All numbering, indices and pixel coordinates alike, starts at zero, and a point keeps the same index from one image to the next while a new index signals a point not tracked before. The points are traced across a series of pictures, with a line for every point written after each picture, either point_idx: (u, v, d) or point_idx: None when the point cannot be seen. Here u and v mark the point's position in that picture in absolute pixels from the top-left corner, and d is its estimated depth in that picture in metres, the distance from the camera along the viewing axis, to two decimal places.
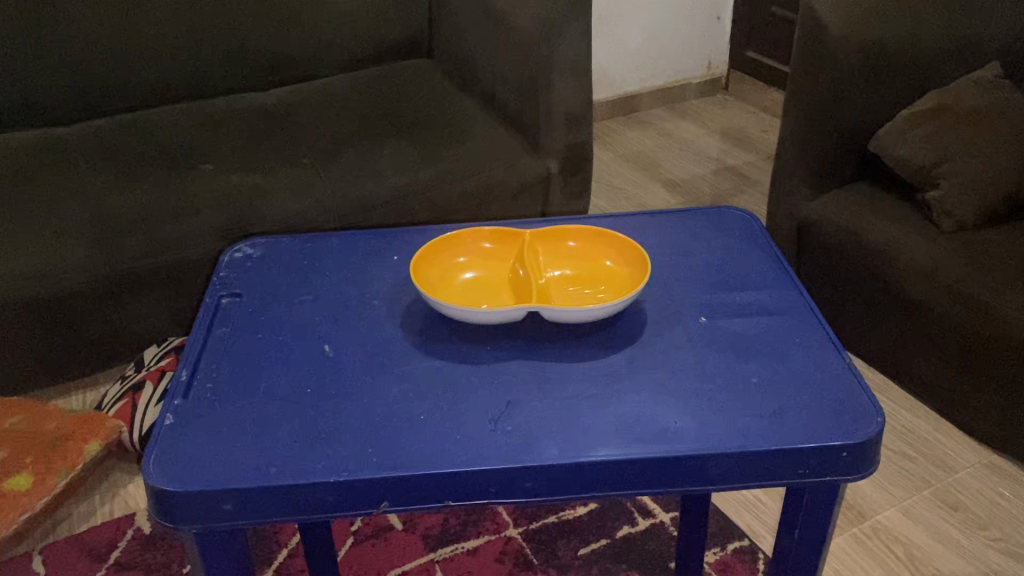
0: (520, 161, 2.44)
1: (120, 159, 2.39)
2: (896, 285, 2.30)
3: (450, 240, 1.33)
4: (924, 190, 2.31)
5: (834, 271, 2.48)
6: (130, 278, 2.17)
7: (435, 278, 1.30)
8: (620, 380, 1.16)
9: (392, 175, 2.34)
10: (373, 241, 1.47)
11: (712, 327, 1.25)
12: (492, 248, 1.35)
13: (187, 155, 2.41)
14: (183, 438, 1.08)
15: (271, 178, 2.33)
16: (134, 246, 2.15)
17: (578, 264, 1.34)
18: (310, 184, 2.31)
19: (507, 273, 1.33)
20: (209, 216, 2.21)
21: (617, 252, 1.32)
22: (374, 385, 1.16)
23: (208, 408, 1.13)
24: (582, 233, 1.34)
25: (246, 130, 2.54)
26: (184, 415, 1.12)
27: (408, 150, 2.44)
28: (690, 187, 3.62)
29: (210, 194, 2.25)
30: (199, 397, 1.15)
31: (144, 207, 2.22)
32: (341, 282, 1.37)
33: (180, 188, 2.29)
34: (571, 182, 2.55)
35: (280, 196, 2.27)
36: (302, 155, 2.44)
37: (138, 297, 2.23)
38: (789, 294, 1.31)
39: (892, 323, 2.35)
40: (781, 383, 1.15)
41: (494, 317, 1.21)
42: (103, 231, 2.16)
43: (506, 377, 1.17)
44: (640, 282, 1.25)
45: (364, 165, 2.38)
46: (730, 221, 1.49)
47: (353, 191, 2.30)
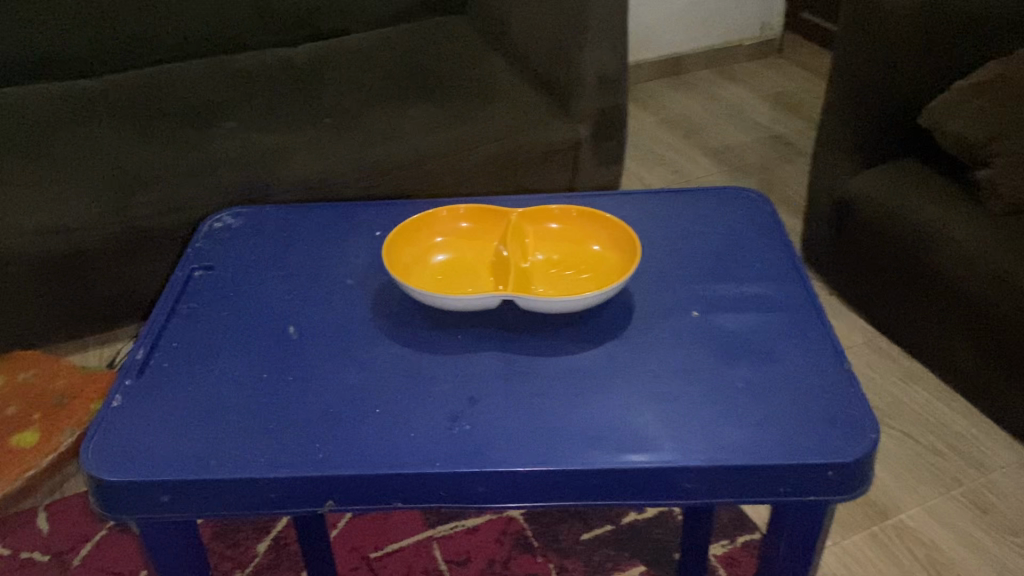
0: (547, 125, 2.32)
1: (139, 114, 2.34)
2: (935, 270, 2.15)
3: (428, 218, 1.25)
4: (977, 168, 2.14)
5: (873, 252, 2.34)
6: (143, 237, 2.12)
7: (410, 260, 1.22)
8: (596, 378, 1.07)
9: (411, 138, 2.25)
10: (359, 214, 1.40)
11: (704, 322, 1.15)
12: (474, 228, 1.27)
13: (203, 112, 2.36)
14: (128, 427, 1.03)
15: (290, 137, 2.25)
16: (147, 204, 2.09)
17: (563, 246, 1.24)
18: (328, 144, 2.23)
19: (488, 255, 1.25)
20: (222, 176, 2.14)
21: (607, 235, 1.23)
22: (335, 372, 1.10)
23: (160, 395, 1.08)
24: (569, 214, 1.25)
25: (270, 86, 2.47)
26: (134, 400, 1.07)
27: (431, 112, 2.34)
28: (734, 155, 3.47)
29: (223, 154, 2.20)
30: (153, 380, 1.10)
31: (161, 165, 2.17)
32: (319, 258, 1.31)
33: (198, 145, 2.23)
34: (602, 149, 2.42)
35: (296, 156, 2.19)
36: (324, 113, 2.36)
37: (153, 257, 2.18)
38: (794, 285, 1.21)
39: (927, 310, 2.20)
40: (770, 389, 1.05)
41: (465, 304, 1.13)
42: (118, 187, 2.11)
43: (476, 369, 1.09)
44: (625, 270, 1.16)
45: (385, 126, 2.29)
46: (740, 203, 1.38)
47: (370, 153, 2.21)
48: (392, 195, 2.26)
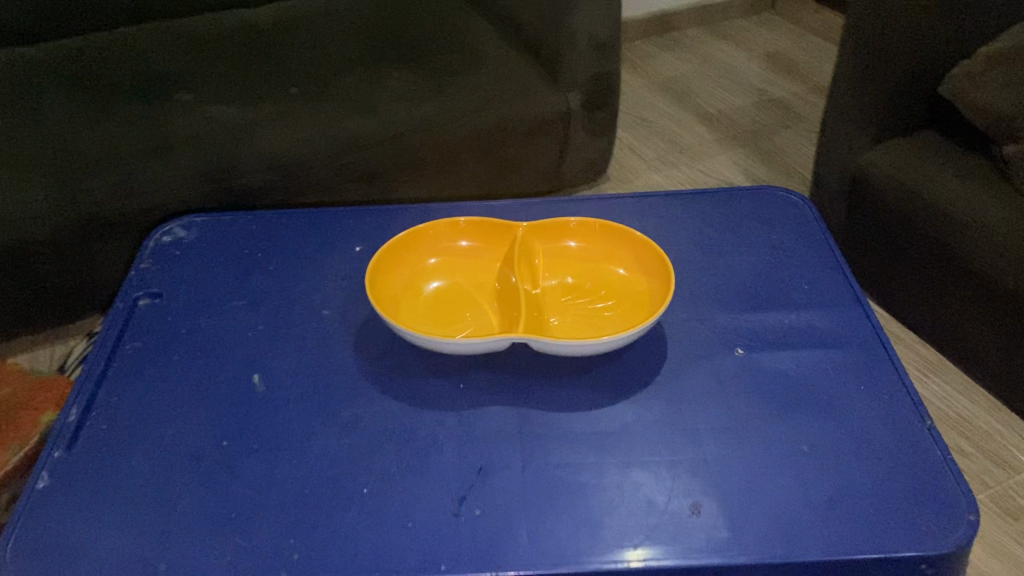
0: (539, 92, 1.93)
1: (68, 83, 1.85)
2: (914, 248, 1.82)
3: (419, 235, 1.05)
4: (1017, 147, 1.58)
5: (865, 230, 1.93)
6: (100, 225, 1.60)
7: (398, 287, 1.02)
8: (629, 439, 0.89)
9: (394, 106, 1.80)
10: (334, 224, 1.19)
11: (753, 364, 0.97)
12: (474, 247, 1.07)
13: (152, 85, 1.86)
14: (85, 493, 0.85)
15: (256, 107, 1.79)
16: (101, 185, 1.58)
17: (581, 269, 1.05)
18: (301, 115, 1.77)
19: (491, 280, 1.05)
20: (183, 156, 1.65)
21: (632, 255, 1.03)
22: (312, 436, 0.90)
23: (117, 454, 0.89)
24: (587, 228, 1.05)
25: (227, 50, 2.02)
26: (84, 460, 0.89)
27: (410, 77, 1.90)
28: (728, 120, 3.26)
29: (183, 130, 1.69)
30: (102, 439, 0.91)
31: (107, 138, 1.66)
32: (289, 281, 1.10)
33: (147, 115, 1.73)
34: (596, 119, 2.05)
35: (267, 128, 1.72)
36: (290, 79, 1.90)
37: (107, 249, 1.65)
38: (851, 313, 1.03)
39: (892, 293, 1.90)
40: (840, 453, 0.87)
41: (468, 346, 0.93)
42: (60, 166, 1.60)
43: (483, 429, 0.90)
44: (660, 300, 0.97)
45: (362, 93, 1.84)
46: (779, 208, 1.19)
47: (346, 124, 1.76)
48: (378, 185, 1.85)
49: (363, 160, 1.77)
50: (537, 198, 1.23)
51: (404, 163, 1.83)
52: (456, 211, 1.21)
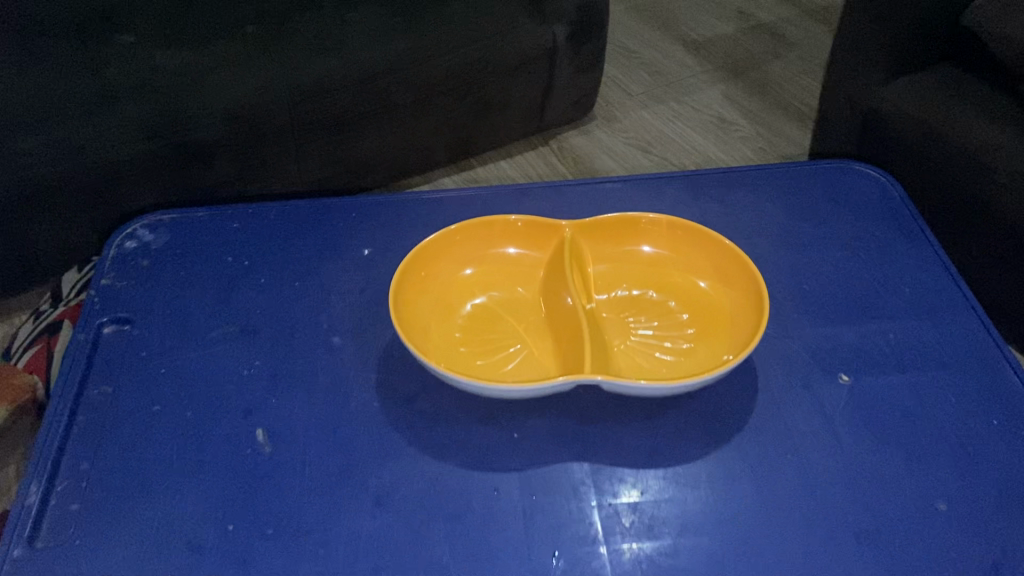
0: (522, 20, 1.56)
1: None
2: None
3: (458, 239, 0.86)
4: None
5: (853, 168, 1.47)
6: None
7: (429, 307, 0.83)
8: (730, 504, 0.73)
9: (363, 35, 1.41)
10: (334, 223, 1.00)
11: (863, 394, 0.81)
12: (515, 252, 0.89)
13: None
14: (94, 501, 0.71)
15: (181, 28, 1.34)
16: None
17: (648, 280, 0.88)
18: (246, 44, 1.35)
19: (537, 296, 0.87)
20: (114, 107, 1.24)
21: (709, 263, 0.86)
22: (338, 514, 0.73)
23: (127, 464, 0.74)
24: (654, 229, 0.88)
25: None
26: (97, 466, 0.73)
27: None
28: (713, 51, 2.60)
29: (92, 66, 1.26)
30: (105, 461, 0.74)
31: None
32: (288, 297, 0.91)
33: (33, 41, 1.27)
34: (580, 55, 1.68)
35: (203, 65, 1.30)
36: None
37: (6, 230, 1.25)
38: (968, 325, 0.87)
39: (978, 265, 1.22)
40: (987, 513, 0.72)
41: (527, 390, 0.75)
42: None
43: (551, 499, 0.73)
44: (752, 326, 0.80)
45: (317, 13, 1.43)
46: (858, 191, 1.02)
47: (304, 59, 1.36)
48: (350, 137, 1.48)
49: (333, 106, 1.40)
50: (571, 180, 1.04)
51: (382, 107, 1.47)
52: (478, 203, 1.02)
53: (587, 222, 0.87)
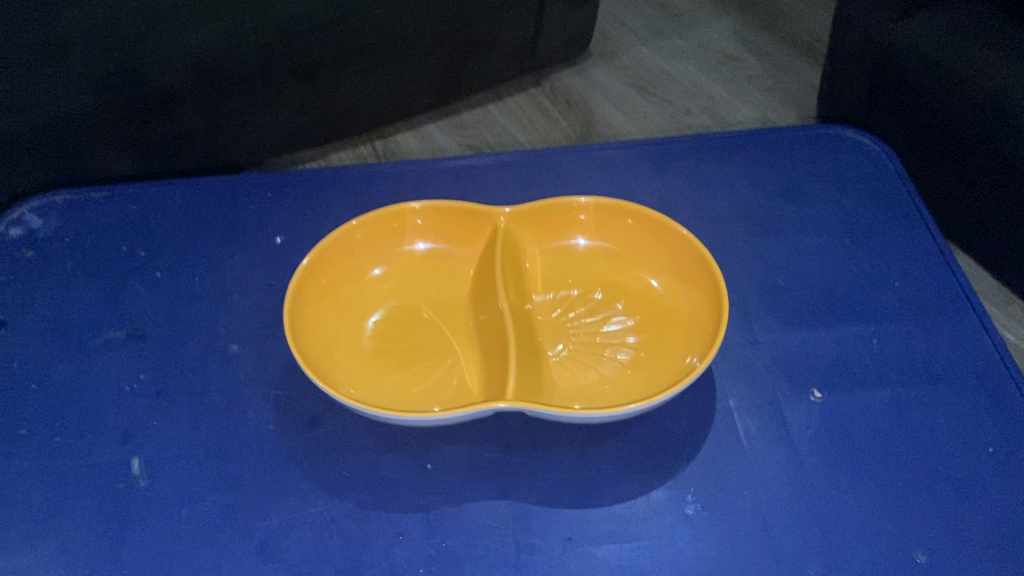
0: None
1: None
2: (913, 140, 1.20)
3: (360, 238, 0.74)
4: None
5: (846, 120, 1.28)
6: None
7: (335, 314, 0.72)
8: (672, 553, 0.62)
9: None
10: (245, 205, 0.88)
11: (835, 413, 0.69)
12: (441, 245, 0.77)
13: None
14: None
15: None
16: None
17: (588, 276, 0.76)
18: None
19: (462, 298, 0.76)
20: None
21: (662, 258, 0.74)
22: (215, 564, 0.62)
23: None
24: (600, 216, 0.76)
25: None
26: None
27: None
28: None
29: None
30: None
31: None
32: (184, 295, 0.80)
33: None
34: None
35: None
36: None
37: None
38: (965, 327, 0.74)
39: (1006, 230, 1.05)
40: (977, 565, 0.61)
41: (439, 420, 0.64)
42: None
43: (463, 546, 0.63)
44: (709, 327, 0.68)
45: None
46: (848, 162, 0.89)
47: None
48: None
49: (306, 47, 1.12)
50: (518, 152, 0.91)
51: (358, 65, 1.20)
52: (409, 179, 0.89)
53: (521, 209, 0.75)
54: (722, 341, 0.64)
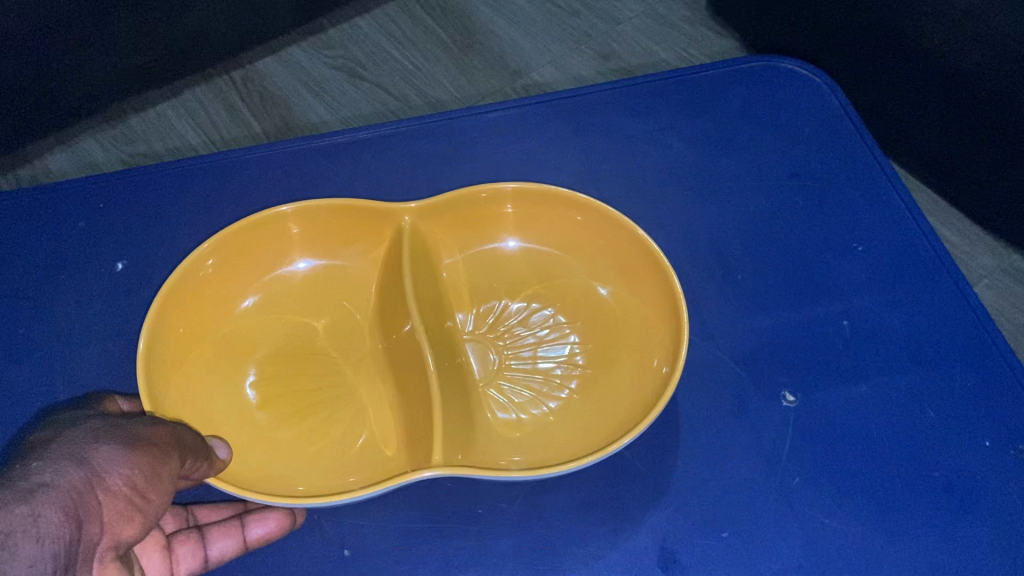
0: None
1: None
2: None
3: (226, 265, 0.60)
4: None
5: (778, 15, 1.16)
6: None
7: (205, 365, 0.58)
8: None
9: None
10: (76, 220, 0.70)
11: (815, 420, 0.60)
12: (335, 259, 0.63)
13: None
14: (136, 532, 0.44)
15: None
16: None
17: (516, 286, 0.63)
18: None
19: (356, 328, 0.63)
20: None
21: (607, 255, 0.61)
22: None
23: (180, 442, 0.47)
24: (529, 207, 0.62)
25: None
26: (86, 425, 0.45)
27: None
28: None
29: None
30: (70, 419, 0.46)
31: None
32: (10, 355, 0.63)
33: None
34: None
35: None
36: None
37: None
38: (939, 296, 0.66)
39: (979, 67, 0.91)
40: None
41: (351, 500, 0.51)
42: None
43: None
44: (666, 346, 0.55)
45: None
46: (791, 100, 0.77)
47: None
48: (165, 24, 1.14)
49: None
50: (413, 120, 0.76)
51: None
52: (280, 163, 0.73)
53: (427, 207, 0.61)
54: (685, 359, 0.52)
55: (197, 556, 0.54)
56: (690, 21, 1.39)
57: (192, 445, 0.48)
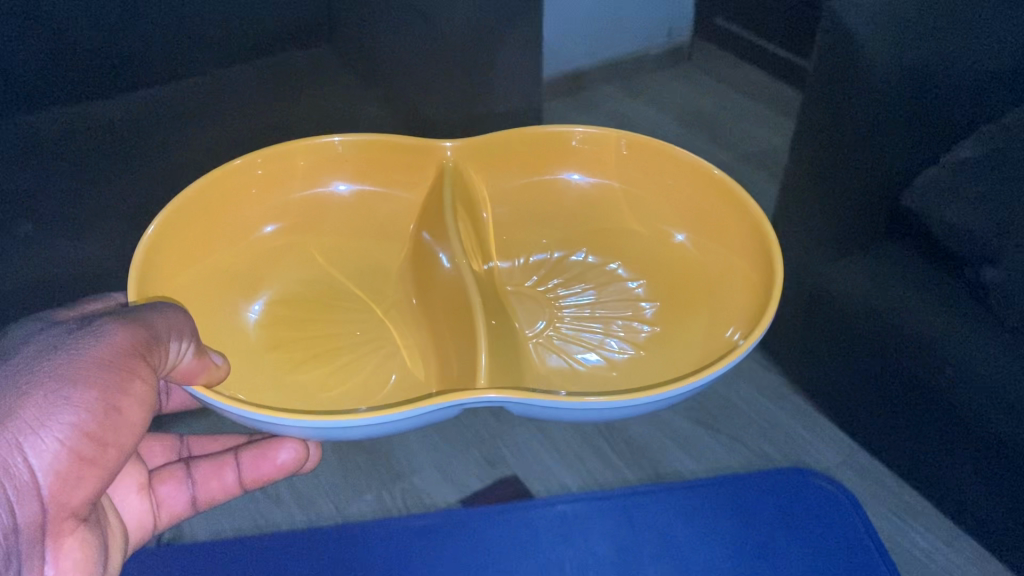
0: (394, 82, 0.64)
1: None
2: (855, 196, 0.68)
3: (247, 181, 0.52)
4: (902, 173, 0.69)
5: (813, 323, 0.75)
6: None
7: (202, 293, 0.49)
8: None
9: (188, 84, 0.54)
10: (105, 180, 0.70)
11: None
12: (370, 189, 0.55)
13: None
14: (97, 485, 0.38)
15: None
16: None
17: (575, 234, 0.55)
18: None
19: (387, 265, 0.55)
20: None
21: (680, 196, 0.53)
22: None
23: (155, 345, 0.39)
24: (596, 146, 0.54)
25: None
26: (25, 350, 0.37)
27: None
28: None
29: None
30: (25, 328, 0.39)
31: None
32: None
33: None
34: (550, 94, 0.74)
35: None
36: None
37: None
38: None
39: (987, 243, 0.60)
40: None
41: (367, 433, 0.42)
42: None
43: None
44: (751, 290, 0.46)
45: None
46: (813, 513, 0.62)
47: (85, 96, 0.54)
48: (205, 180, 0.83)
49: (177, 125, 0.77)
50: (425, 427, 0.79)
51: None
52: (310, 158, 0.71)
53: (477, 141, 0.53)
54: (778, 299, 0.43)
55: (184, 495, 0.47)
56: (778, 147, 1.34)
57: (169, 343, 0.40)
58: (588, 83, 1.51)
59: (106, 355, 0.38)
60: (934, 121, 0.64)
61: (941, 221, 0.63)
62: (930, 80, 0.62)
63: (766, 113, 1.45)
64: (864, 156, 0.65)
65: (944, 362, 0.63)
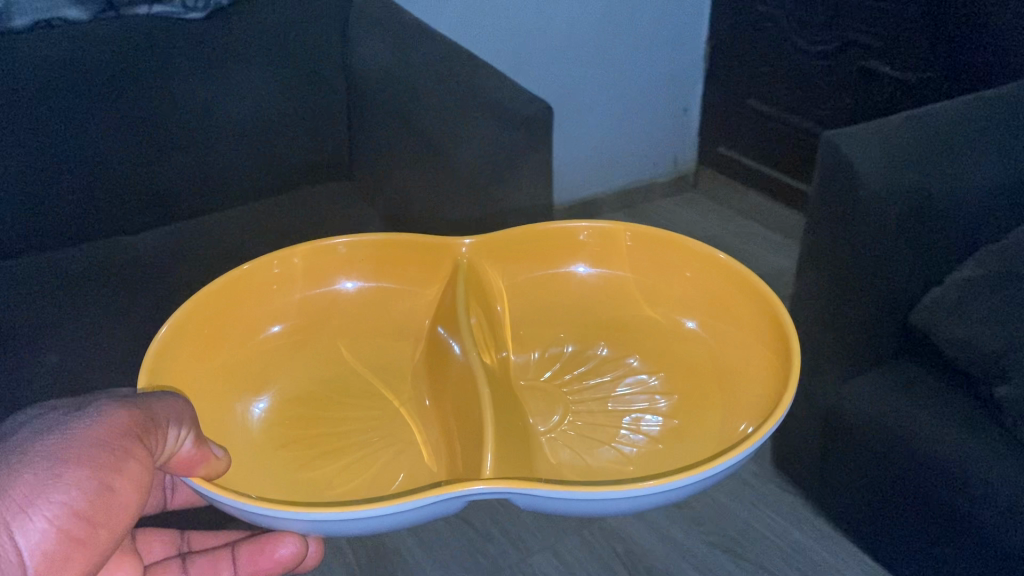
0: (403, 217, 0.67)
1: None
2: (867, 321, 0.71)
3: (258, 278, 0.52)
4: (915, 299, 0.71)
5: (836, 449, 0.77)
6: None
7: (211, 388, 0.48)
8: None
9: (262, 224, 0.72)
10: (124, 288, 0.72)
11: None
12: (384, 286, 0.55)
13: None
14: (84, 569, 0.36)
15: None
16: None
17: (589, 325, 0.55)
18: None
19: (397, 360, 0.54)
20: None
21: (692, 288, 0.53)
22: None
23: (152, 430, 0.38)
24: (607, 241, 0.55)
25: None
26: (24, 430, 0.37)
27: None
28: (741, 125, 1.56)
29: None
30: (24, 412, 0.38)
31: None
32: (41, 367, 0.62)
33: None
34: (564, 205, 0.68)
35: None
36: None
37: None
38: None
39: (995, 360, 0.63)
40: None
41: (364, 530, 0.39)
42: None
43: None
44: (768, 382, 0.45)
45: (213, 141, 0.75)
46: None
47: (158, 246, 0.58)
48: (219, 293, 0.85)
49: (194, 239, 0.80)
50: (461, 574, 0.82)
51: (313, 127, 0.91)
52: None
53: (491, 237, 0.53)
54: (797, 385, 0.41)
55: None
56: (789, 270, 1.34)
57: (167, 430, 0.39)
58: (603, 209, 1.54)
59: (102, 437, 0.37)
60: (934, 247, 0.69)
61: (954, 341, 0.66)
62: (932, 202, 0.66)
63: (776, 238, 1.46)
64: (869, 285, 0.69)
65: (965, 479, 0.64)
